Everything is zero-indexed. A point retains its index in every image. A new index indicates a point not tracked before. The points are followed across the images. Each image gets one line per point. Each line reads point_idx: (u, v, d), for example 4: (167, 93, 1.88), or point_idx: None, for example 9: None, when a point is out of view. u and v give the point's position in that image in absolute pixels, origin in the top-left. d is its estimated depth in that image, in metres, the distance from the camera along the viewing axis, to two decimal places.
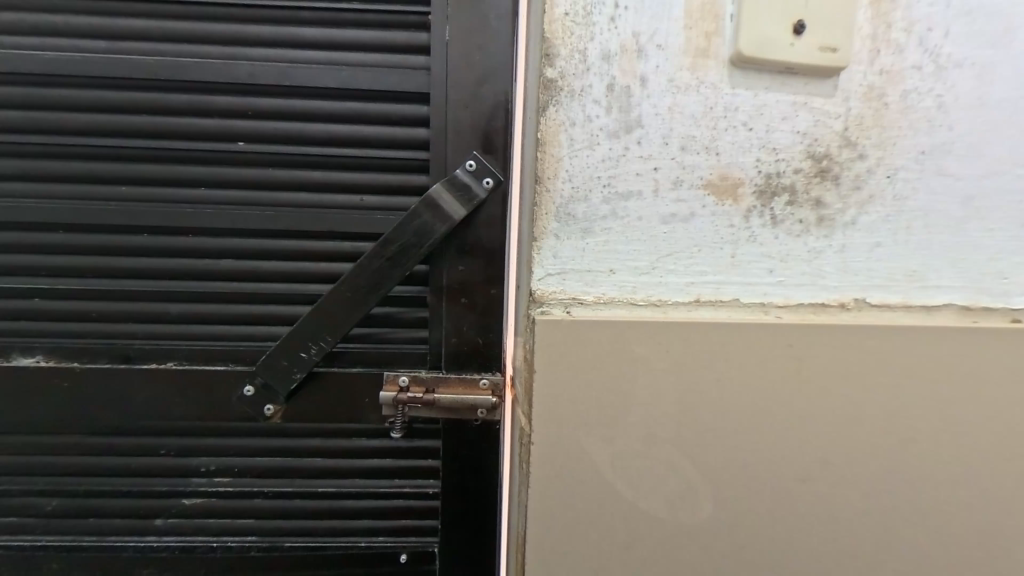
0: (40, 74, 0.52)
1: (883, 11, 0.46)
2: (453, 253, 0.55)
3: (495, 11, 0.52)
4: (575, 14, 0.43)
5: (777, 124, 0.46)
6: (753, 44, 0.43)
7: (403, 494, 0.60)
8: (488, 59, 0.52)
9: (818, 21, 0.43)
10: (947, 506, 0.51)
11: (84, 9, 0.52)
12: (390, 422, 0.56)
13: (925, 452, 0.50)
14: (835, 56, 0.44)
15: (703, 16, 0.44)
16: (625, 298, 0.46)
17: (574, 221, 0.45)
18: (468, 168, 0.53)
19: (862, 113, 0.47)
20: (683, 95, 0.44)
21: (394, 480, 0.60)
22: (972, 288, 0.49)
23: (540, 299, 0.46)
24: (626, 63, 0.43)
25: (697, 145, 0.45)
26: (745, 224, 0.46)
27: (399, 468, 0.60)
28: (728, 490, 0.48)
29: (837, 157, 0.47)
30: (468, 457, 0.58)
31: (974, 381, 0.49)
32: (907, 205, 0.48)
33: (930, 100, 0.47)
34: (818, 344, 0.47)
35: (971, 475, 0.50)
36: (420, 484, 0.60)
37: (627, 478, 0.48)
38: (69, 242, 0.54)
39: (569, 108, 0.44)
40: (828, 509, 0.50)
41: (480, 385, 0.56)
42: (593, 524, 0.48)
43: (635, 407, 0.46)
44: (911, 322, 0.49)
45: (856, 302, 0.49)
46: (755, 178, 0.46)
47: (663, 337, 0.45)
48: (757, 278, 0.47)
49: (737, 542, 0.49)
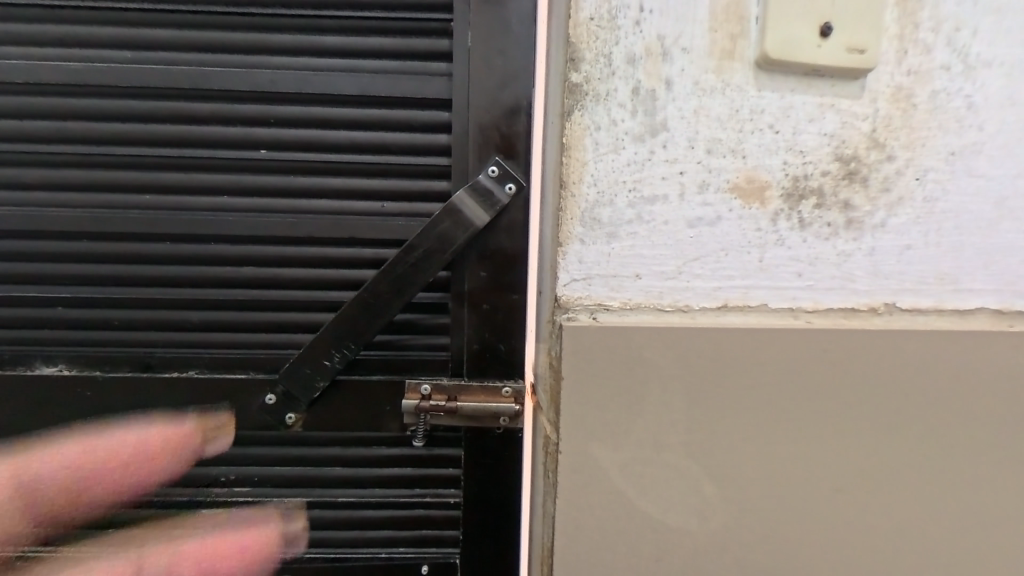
0: (67, 85, 0.52)
1: (910, 11, 0.45)
2: (475, 259, 0.55)
3: (517, 15, 0.52)
4: (600, 18, 0.43)
5: (804, 125, 0.45)
6: (779, 46, 0.43)
7: (425, 503, 0.59)
8: (509, 64, 0.52)
9: (845, 22, 0.43)
10: (987, 508, 0.49)
11: (109, 19, 0.52)
12: (413, 429, 0.56)
13: (961, 459, 0.48)
14: (863, 57, 0.44)
15: (728, 19, 0.43)
16: (651, 303, 0.45)
17: (599, 225, 0.44)
18: (490, 173, 0.53)
19: (890, 114, 0.46)
20: (709, 97, 0.44)
21: (415, 488, 0.59)
22: (1006, 291, 0.48)
23: (565, 304, 0.45)
24: (651, 66, 0.43)
25: (723, 148, 0.44)
26: (773, 227, 0.46)
27: (419, 478, 0.59)
28: (759, 499, 0.47)
29: (865, 159, 0.46)
30: (490, 465, 0.57)
31: (1009, 382, 0.48)
32: (938, 205, 0.48)
33: (959, 100, 0.47)
34: (850, 347, 0.46)
35: (1009, 477, 0.49)
36: (441, 493, 0.59)
37: (654, 489, 0.47)
38: (91, 251, 0.54)
39: (594, 112, 0.43)
40: (861, 517, 0.48)
41: (502, 393, 0.55)
42: (621, 535, 0.47)
43: (660, 414, 0.45)
44: (944, 325, 0.48)
45: (887, 306, 0.48)
46: (782, 181, 0.45)
47: (692, 343, 0.44)
48: (786, 281, 0.46)
49: (768, 553, 0.48)
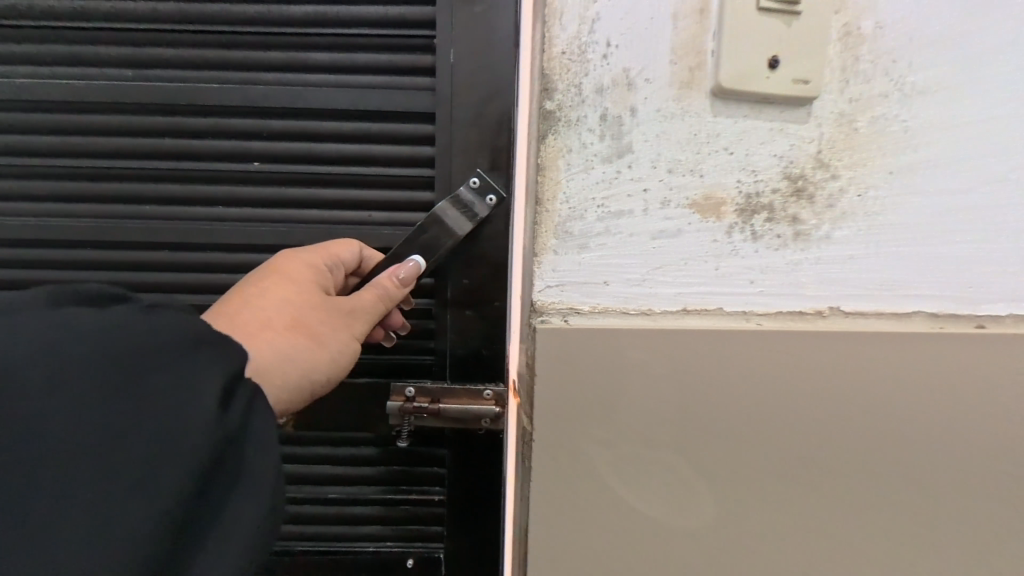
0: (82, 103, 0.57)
1: (852, 45, 0.51)
2: (459, 264, 0.59)
3: (499, 42, 0.56)
4: (571, 53, 0.48)
5: (756, 148, 0.50)
6: (732, 78, 0.48)
7: (409, 500, 0.64)
8: (493, 87, 0.57)
9: (791, 57, 0.48)
10: (927, 493, 0.54)
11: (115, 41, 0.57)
12: (398, 430, 0.60)
13: (901, 449, 0.53)
14: (807, 87, 0.49)
15: (687, 53, 0.48)
16: (619, 307, 0.50)
17: (571, 237, 0.49)
18: (472, 185, 0.58)
19: (834, 138, 0.51)
20: (670, 122, 0.49)
21: (401, 488, 0.64)
22: (940, 296, 0.54)
23: (540, 308, 0.50)
24: (618, 96, 0.48)
25: (683, 168, 0.49)
26: (728, 239, 0.51)
27: (405, 476, 0.65)
28: (717, 484, 0.52)
29: (811, 177, 0.51)
30: (469, 466, 0.62)
31: (943, 379, 0.53)
32: (879, 220, 0.53)
33: (896, 124, 0.52)
34: (799, 348, 0.51)
35: (946, 465, 0.54)
36: (425, 491, 0.64)
37: (621, 475, 0.52)
38: (111, 257, 0.60)
39: (565, 136, 0.48)
40: (811, 501, 0.53)
41: (483, 396, 0.60)
42: (592, 516, 0.53)
43: (626, 408, 0.50)
44: (884, 327, 0.53)
45: (831, 310, 0.53)
46: (736, 198, 0.50)
47: (655, 343, 0.49)
48: (740, 288, 0.51)
49: (725, 533, 0.53)
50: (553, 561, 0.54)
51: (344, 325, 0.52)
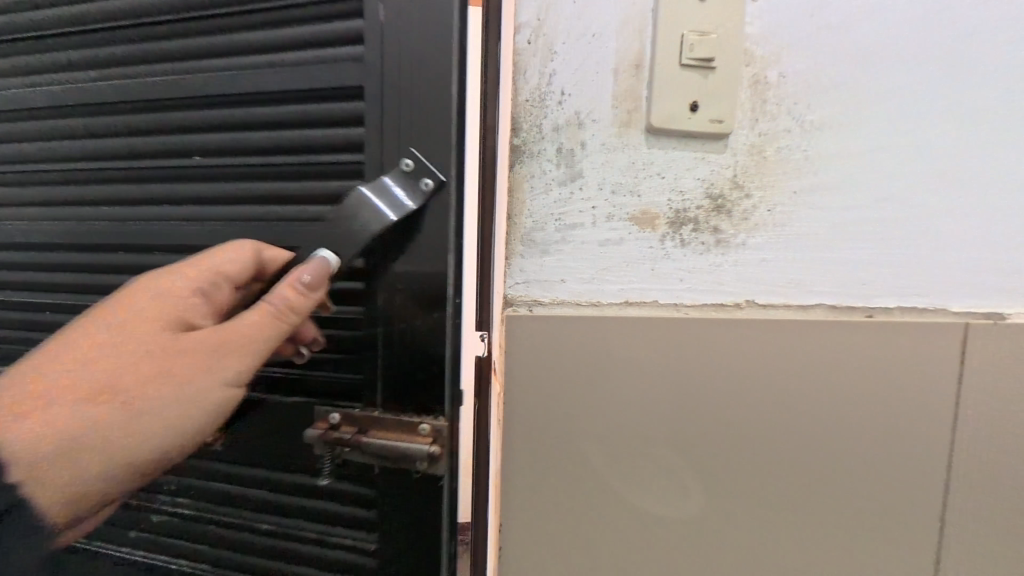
0: (189, 130, 0.83)
1: (760, 90, 0.63)
2: (404, 234, 0.72)
3: (482, 89, 0.71)
4: (533, 100, 0.61)
5: (683, 173, 0.63)
6: (661, 119, 0.61)
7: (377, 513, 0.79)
8: (476, 125, 0.72)
9: (708, 102, 0.61)
10: (828, 452, 0.67)
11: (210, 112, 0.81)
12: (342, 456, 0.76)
13: (805, 416, 0.66)
14: (722, 125, 0.62)
15: (625, 99, 0.61)
16: (573, 300, 0.63)
17: (534, 244, 0.62)
18: (405, 167, 0.71)
19: (747, 164, 0.64)
20: (613, 153, 0.62)
21: (365, 503, 0.79)
22: (838, 291, 0.67)
23: (510, 300, 0.63)
24: (571, 133, 0.61)
25: (624, 189, 0.62)
26: (661, 245, 0.64)
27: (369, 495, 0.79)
28: (656, 443, 0.65)
29: (728, 196, 0.64)
30: (416, 491, 0.75)
31: (837, 357, 0.66)
32: (786, 230, 0.65)
33: (798, 153, 0.65)
34: (717, 332, 0.64)
35: (843, 428, 0.67)
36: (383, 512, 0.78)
37: (576, 435, 0.64)
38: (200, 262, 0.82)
39: (529, 165, 0.61)
40: (732, 457, 0.66)
41: (421, 433, 0.73)
42: (553, 468, 0.66)
43: (578, 380, 0.63)
44: (790, 316, 0.65)
45: (747, 302, 0.66)
46: (668, 213, 0.63)
47: (603, 328, 0.62)
48: (672, 284, 0.64)
49: (663, 483, 0.66)
50: (522, 505, 0.66)
51: (234, 342, 0.66)
